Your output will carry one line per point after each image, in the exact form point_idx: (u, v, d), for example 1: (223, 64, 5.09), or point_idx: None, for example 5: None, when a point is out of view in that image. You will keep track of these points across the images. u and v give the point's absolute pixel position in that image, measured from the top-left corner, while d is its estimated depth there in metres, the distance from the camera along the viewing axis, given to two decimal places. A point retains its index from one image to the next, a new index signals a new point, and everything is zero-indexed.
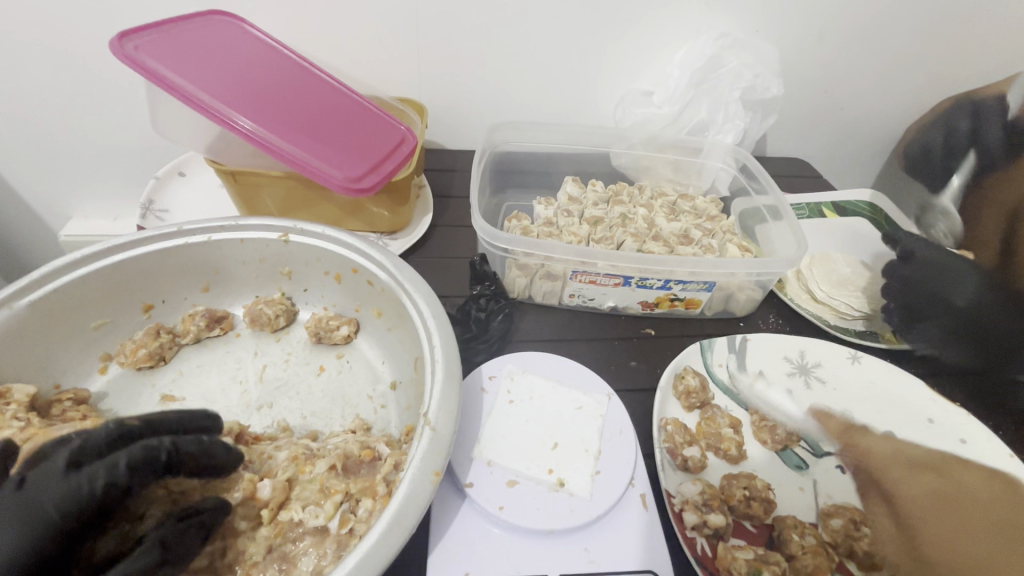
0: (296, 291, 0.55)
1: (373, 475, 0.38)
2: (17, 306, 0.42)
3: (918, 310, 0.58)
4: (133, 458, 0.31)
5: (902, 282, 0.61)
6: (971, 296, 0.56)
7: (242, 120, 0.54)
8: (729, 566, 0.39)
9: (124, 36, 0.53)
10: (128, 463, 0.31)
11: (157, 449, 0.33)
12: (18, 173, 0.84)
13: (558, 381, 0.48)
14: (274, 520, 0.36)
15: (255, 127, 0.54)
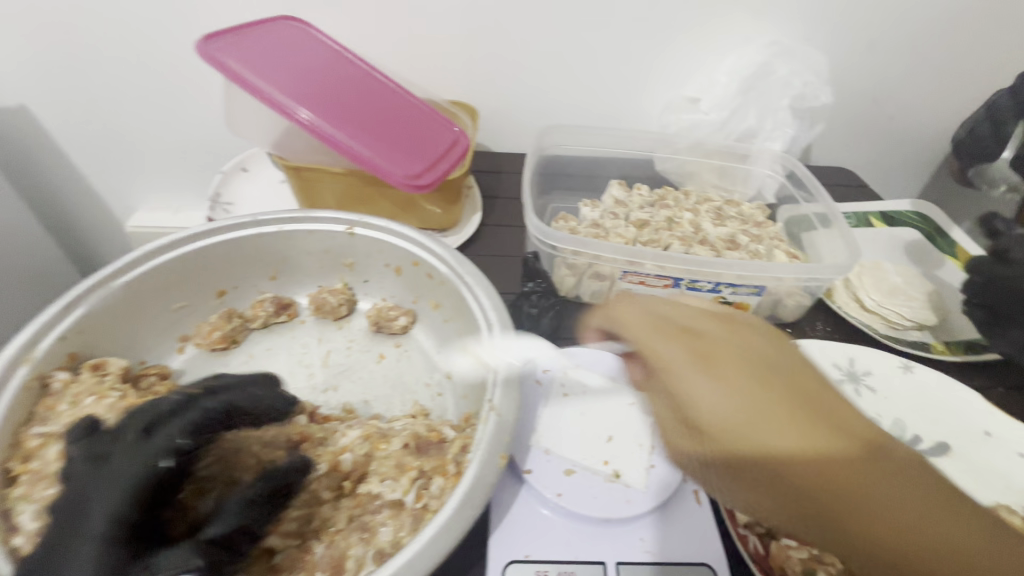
0: (356, 282, 0.57)
1: (441, 456, 0.40)
2: (113, 286, 0.45)
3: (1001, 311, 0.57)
4: (193, 422, 0.35)
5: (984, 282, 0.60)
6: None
7: (301, 111, 0.57)
8: (783, 564, 0.39)
9: (208, 38, 0.57)
10: (186, 429, 0.35)
11: (210, 412, 0.36)
12: (92, 167, 0.90)
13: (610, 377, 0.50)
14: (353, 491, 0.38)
15: (312, 118, 0.57)
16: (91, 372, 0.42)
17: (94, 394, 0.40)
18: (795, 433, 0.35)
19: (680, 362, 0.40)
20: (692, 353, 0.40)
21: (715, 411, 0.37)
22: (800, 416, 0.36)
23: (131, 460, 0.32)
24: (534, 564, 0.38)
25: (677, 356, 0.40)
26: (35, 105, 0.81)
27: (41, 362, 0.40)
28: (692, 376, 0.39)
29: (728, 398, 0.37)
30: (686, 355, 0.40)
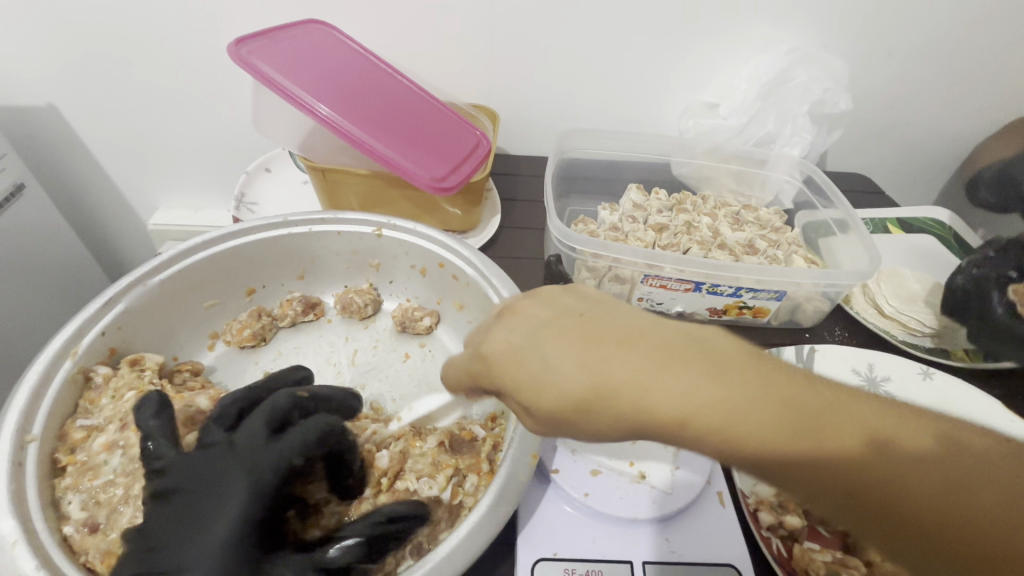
0: (381, 282, 0.58)
1: (474, 454, 0.43)
2: (150, 283, 0.46)
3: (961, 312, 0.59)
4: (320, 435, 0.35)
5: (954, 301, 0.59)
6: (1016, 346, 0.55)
7: (318, 105, 0.58)
8: (808, 565, 0.40)
9: (239, 41, 0.58)
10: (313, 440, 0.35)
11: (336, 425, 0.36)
12: (117, 166, 0.92)
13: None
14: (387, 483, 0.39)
15: (328, 112, 0.58)
16: (130, 367, 0.43)
17: (134, 388, 0.41)
18: (688, 393, 0.27)
19: (548, 366, 0.30)
20: (541, 344, 0.30)
21: (619, 406, 0.28)
22: (637, 374, 0.28)
23: (264, 456, 0.34)
24: (562, 561, 0.38)
25: (527, 356, 0.30)
26: (63, 105, 0.82)
27: (84, 357, 0.41)
28: (530, 362, 0.30)
29: (608, 376, 0.28)
30: (539, 355, 0.30)
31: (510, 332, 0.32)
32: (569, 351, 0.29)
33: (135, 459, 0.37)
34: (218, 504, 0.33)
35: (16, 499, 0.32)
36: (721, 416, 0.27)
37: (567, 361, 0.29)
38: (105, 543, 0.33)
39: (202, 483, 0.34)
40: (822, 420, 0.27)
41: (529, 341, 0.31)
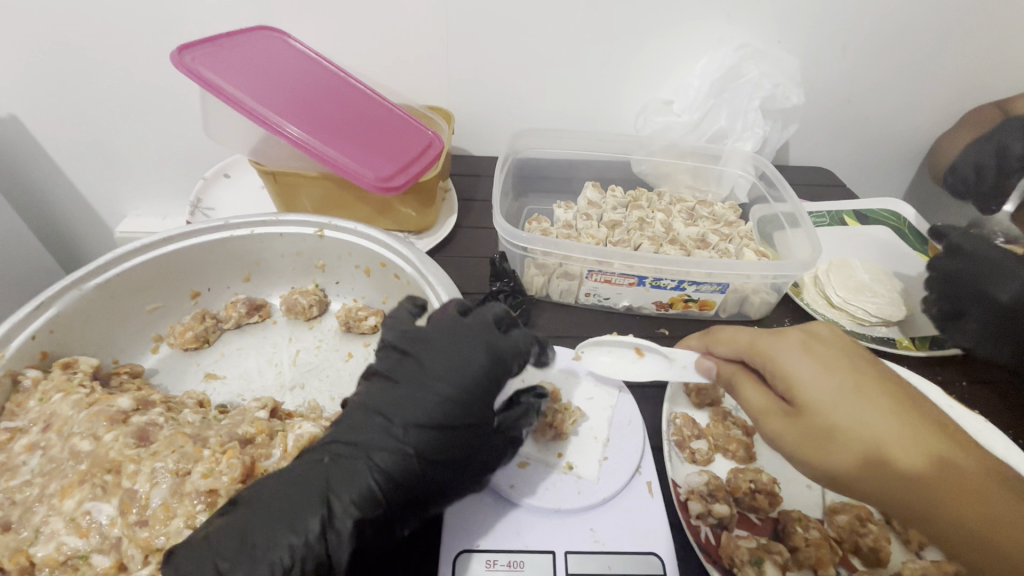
0: (327, 283, 0.59)
1: None
2: (85, 288, 0.47)
3: (960, 306, 0.61)
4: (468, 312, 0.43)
5: (948, 276, 0.64)
6: (1017, 293, 0.59)
7: (263, 111, 0.58)
8: (732, 553, 0.40)
9: (183, 49, 0.59)
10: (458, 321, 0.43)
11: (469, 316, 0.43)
12: (82, 173, 0.93)
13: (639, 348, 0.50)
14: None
15: (273, 117, 0.58)
16: (62, 370, 0.43)
17: (63, 390, 0.41)
18: (897, 436, 0.38)
19: (836, 399, 0.39)
20: (827, 373, 0.40)
21: (867, 423, 0.38)
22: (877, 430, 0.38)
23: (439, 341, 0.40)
24: (483, 552, 0.39)
25: (822, 379, 0.40)
26: (25, 114, 0.83)
27: (13, 361, 0.42)
28: (822, 383, 0.40)
29: (880, 420, 0.39)
30: (837, 393, 0.39)
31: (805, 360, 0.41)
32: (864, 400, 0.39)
33: (52, 459, 0.36)
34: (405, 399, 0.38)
35: None
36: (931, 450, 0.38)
37: (854, 399, 0.39)
38: (15, 541, 0.33)
39: (471, 404, 0.38)
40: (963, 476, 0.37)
41: (828, 375, 0.40)
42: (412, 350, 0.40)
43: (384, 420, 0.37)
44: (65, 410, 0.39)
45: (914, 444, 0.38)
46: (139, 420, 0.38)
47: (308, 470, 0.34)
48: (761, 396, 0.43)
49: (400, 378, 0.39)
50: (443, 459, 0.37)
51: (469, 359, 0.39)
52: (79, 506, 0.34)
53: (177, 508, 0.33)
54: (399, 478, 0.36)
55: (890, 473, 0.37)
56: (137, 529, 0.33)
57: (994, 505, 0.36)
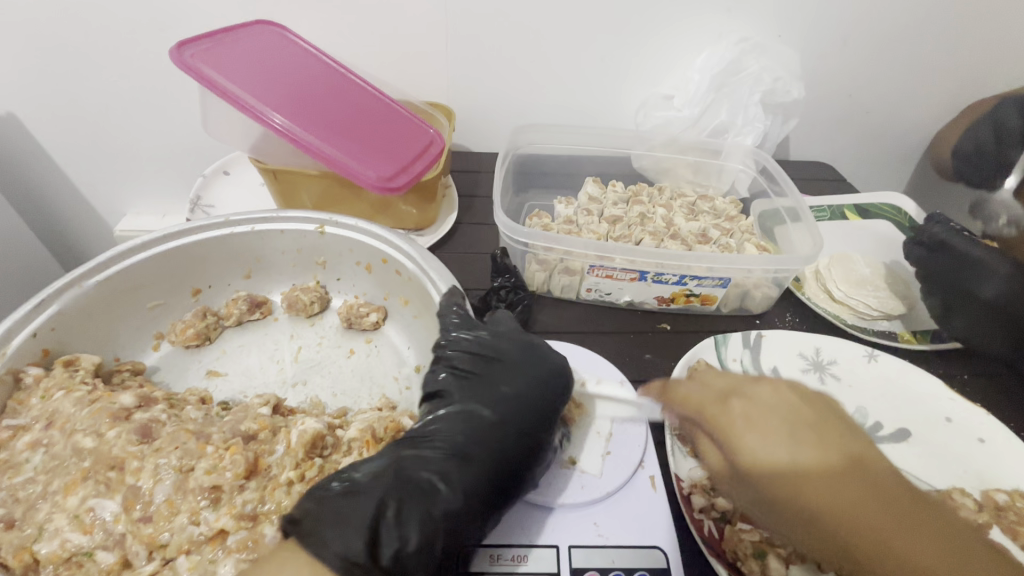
0: (329, 280, 0.59)
1: None
2: (86, 285, 0.47)
3: (949, 304, 0.61)
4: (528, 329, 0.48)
5: (931, 273, 0.63)
6: (1000, 290, 0.59)
7: (264, 108, 0.58)
8: (735, 548, 0.40)
9: (181, 45, 0.59)
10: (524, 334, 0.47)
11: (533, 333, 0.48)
12: (81, 171, 0.92)
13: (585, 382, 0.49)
14: (313, 462, 0.37)
15: (274, 114, 0.58)
16: (63, 368, 0.43)
17: (64, 387, 0.41)
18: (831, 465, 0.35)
19: (772, 436, 0.37)
20: (789, 412, 0.39)
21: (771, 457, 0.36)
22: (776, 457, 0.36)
23: (518, 351, 0.44)
24: (487, 547, 0.39)
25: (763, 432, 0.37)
26: (22, 113, 0.83)
27: (14, 358, 0.42)
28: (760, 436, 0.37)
29: (794, 448, 0.36)
30: (775, 419, 0.38)
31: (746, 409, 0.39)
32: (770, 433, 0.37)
33: (54, 457, 0.36)
34: (501, 398, 0.41)
35: None
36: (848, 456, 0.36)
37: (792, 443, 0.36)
38: (19, 539, 0.33)
39: (556, 404, 0.42)
40: (900, 511, 0.34)
41: (783, 400, 0.40)
42: (499, 356, 0.43)
43: (486, 416, 0.39)
44: (67, 408, 0.39)
45: (807, 457, 0.36)
46: (142, 417, 0.38)
47: (427, 461, 0.36)
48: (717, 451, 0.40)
49: (489, 381, 0.42)
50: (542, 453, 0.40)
51: (545, 362, 0.44)
52: (83, 502, 0.34)
53: (182, 504, 0.33)
54: (509, 470, 0.38)
55: (810, 502, 0.34)
56: (141, 525, 0.33)
57: (926, 547, 0.32)
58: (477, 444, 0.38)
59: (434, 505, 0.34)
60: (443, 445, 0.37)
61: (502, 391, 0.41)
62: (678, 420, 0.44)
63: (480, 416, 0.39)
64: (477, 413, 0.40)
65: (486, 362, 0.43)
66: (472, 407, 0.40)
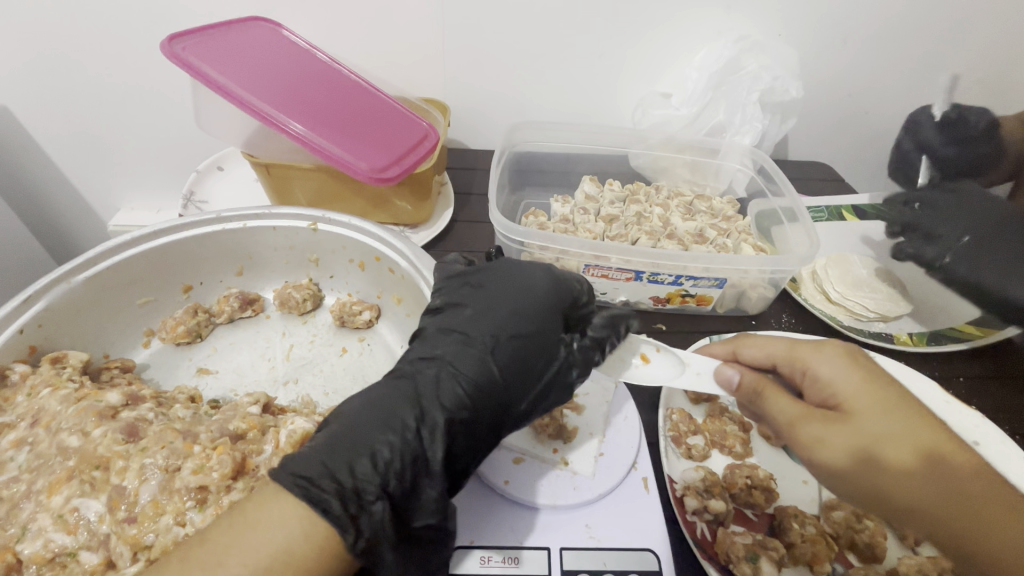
0: (322, 277, 0.58)
1: None
2: (73, 282, 0.46)
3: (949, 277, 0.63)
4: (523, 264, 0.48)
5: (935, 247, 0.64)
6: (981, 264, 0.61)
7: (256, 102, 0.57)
8: (728, 550, 0.40)
9: (174, 38, 0.58)
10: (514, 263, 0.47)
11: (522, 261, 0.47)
12: (73, 165, 0.92)
13: (645, 353, 0.47)
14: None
15: (266, 108, 0.58)
16: (50, 365, 0.42)
17: (50, 384, 0.40)
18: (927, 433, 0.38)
19: (858, 392, 0.39)
20: (865, 378, 0.40)
21: (847, 400, 0.39)
22: (860, 407, 0.39)
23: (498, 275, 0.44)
24: (477, 549, 0.39)
25: (848, 375, 0.40)
26: (15, 107, 0.82)
27: None
28: (846, 376, 0.40)
29: (865, 401, 0.39)
30: (855, 382, 0.40)
31: (833, 366, 0.41)
32: (848, 375, 0.40)
33: (39, 455, 0.35)
34: (473, 321, 0.41)
35: None
36: (927, 449, 0.37)
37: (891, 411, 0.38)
38: (3, 538, 0.32)
39: (545, 314, 0.42)
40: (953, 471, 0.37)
41: (853, 369, 0.40)
42: (478, 281, 0.44)
43: (463, 335, 0.40)
44: (53, 405, 0.38)
45: (907, 441, 0.37)
46: (129, 416, 0.37)
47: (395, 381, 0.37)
48: (794, 404, 0.40)
49: (465, 307, 0.42)
50: (527, 366, 0.40)
51: (523, 282, 0.43)
52: (67, 502, 0.33)
53: (167, 505, 0.33)
54: (482, 392, 0.38)
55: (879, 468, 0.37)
56: (125, 526, 0.32)
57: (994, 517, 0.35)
58: (447, 364, 0.38)
59: (397, 415, 0.35)
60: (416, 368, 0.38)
61: (477, 314, 0.41)
62: (743, 374, 0.43)
63: (451, 340, 0.40)
64: (449, 337, 0.40)
65: (463, 291, 0.44)
66: (449, 332, 0.41)
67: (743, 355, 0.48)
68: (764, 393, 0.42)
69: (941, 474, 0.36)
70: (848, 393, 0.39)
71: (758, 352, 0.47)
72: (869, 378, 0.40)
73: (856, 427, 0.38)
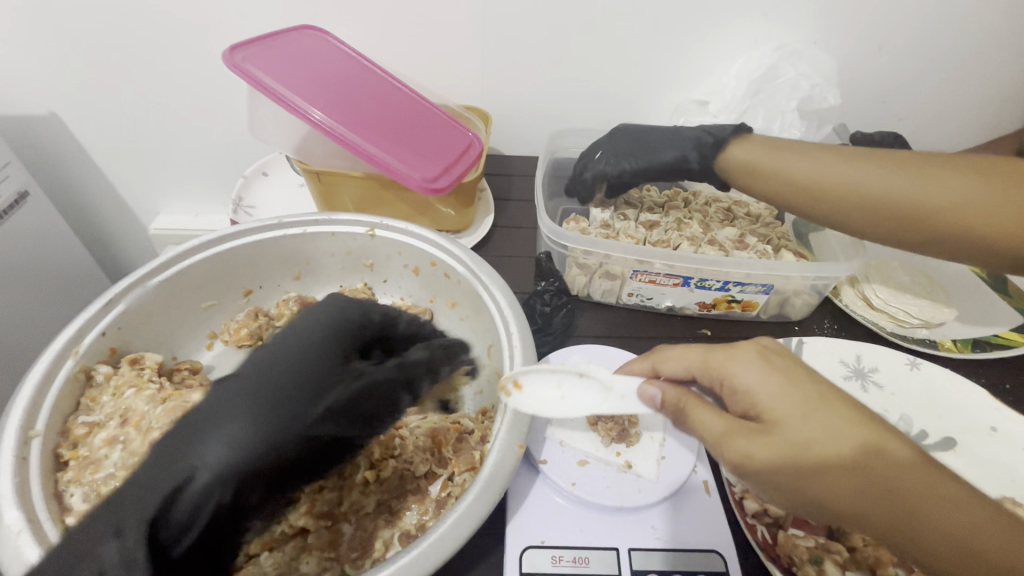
0: (376, 282, 0.60)
1: (470, 456, 0.44)
2: (148, 285, 0.48)
3: None
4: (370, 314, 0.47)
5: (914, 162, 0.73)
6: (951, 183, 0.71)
7: (314, 111, 0.59)
8: (791, 552, 0.40)
9: (234, 48, 0.60)
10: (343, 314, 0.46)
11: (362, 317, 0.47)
12: (117, 172, 0.94)
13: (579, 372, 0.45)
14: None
15: (323, 117, 0.59)
16: (130, 366, 0.44)
17: (133, 385, 0.43)
18: (849, 428, 0.35)
19: (779, 397, 0.36)
20: (784, 382, 0.37)
21: (775, 409, 0.36)
22: (784, 413, 0.36)
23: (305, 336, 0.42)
24: (549, 549, 0.40)
25: (766, 381, 0.37)
26: (65, 114, 0.84)
27: (86, 356, 0.43)
28: (765, 382, 0.37)
29: (791, 408, 0.36)
30: (775, 389, 0.37)
31: (754, 374, 0.38)
32: (770, 378, 0.37)
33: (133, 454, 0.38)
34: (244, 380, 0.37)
35: (21, 494, 0.33)
36: (865, 447, 0.34)
37: (817, 415, 0.35)
38: None
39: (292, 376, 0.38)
40: (907, 473, 0.34)
41: (771, 372, 0.38)
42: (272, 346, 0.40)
43: (230, 385, 0.36)
44: (140, 405, 0.41)
45: (828, 441, 0.34)
46: None
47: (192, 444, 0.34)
48: (718, 420, 0.38)
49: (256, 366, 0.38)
50: (314, 410, 0.37)
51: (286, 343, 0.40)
52: None
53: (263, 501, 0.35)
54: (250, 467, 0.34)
55: (825, 483, 0.34)
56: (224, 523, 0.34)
57: (950, 515, 0.34)
58: (199, 423, 0.35)
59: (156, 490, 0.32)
60: (207, 423, 0.35)
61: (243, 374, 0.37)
62: (664, 392, 0.41)
63: (228, 399, 0.36)
64: (229, 394, 0.36)
65: (268, 349, 0.40)
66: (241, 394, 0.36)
67: (662, 371, 0.43)
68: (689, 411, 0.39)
69: (901, 480, 0.34)
70: (767, 398, 0.37)
71: (675, 366, 0.43)
72: (787, 376, 0.37)
73: (786, 437, 0.35)
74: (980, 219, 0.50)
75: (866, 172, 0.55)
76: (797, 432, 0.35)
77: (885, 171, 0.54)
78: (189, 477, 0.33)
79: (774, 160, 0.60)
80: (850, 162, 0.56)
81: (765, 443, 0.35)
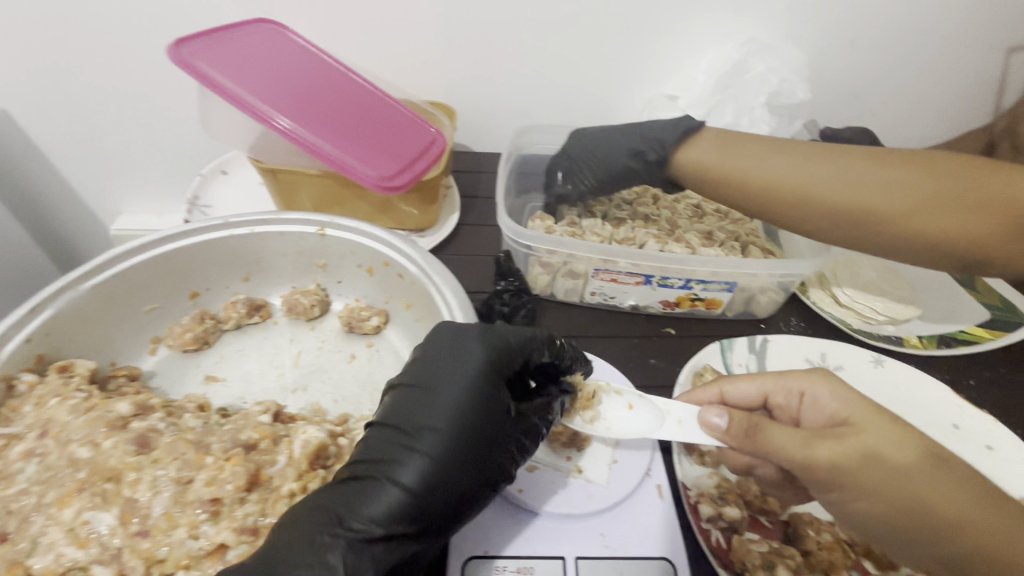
0: (329, 283, 0.58)
1: None
2: (81, 288, 0.46)
3: None
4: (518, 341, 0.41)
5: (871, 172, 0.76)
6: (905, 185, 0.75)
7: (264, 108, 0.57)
8: (744, 558, 0.39)
9: (180, 41, 0.58)
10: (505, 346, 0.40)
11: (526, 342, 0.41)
12: (74, 170, 0.91)
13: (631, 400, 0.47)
14: (317, 473, 0.37)
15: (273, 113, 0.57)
16: (58, 373, 0.42)
17: (58, 395, 0.40)
18: (913, 438, 0.38)
19: (856, 409, 0.40)
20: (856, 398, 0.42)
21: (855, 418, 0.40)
22: (860, 420, 0.39)
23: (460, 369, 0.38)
24: (493, 559, 0.38)
25: (840, 397, 0.42)
26: (17, 110, 0.81)
27: (7, 365, 0.41)
28: (840, 398, 0.42)
29: (868, 416, 0.40)
30: (859, 408, 0.40)
31: (830, 392, 0.42)
32: (842, 394, 0.42)
33: (49, 467, 0.35)
34: (437, 422, 0.36)
35: None
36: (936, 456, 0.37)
37: (890, 423, 0.39)
38: (13, 552, 0.32)
39: (473, 425, 0.36)
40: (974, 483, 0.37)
41: (845, 392, 0.42)
42: (427, 380, 0.38)
43: (415, 429, 0.35)
44: (61, 416, 0.38)
45: (903, 448, 0.37)
46: (140, 426, 0.37)
47: (361, 484, 0.34)
48: (795, 431, 0.38)
49: (420, 406, 0.37)
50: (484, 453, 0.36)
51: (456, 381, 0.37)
52: (78, 515, 0.33)
53: (180, 517, 0.33)
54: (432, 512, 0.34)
55: (909, 480, 0.36)
56: (138, 539, 0.32)
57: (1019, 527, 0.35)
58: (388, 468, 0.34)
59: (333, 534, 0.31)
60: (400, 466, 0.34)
61: (416, 415, 0.36)
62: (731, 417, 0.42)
63: (420, 439, 0.35)
64: (426, 434, 0.35)
65: (439, 382, 0.38)
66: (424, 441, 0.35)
67: (729, 396, 0.48)
68: (763, 425, 0.39)
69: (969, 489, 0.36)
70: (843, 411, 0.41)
71: (740, 391, 0.48)
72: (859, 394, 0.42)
73: (870, 437, 0.38)
74: (954, 219, 0.50)
75: (858, 173, 0.53)
76: (872, 435, 0.38)
77: (867, 170, 0.53)
78: (382, 511, 0.32)
79: (737, 163, 0.58)
80: (824, 166, 0.55)
81: (852, 444, 0.37)
